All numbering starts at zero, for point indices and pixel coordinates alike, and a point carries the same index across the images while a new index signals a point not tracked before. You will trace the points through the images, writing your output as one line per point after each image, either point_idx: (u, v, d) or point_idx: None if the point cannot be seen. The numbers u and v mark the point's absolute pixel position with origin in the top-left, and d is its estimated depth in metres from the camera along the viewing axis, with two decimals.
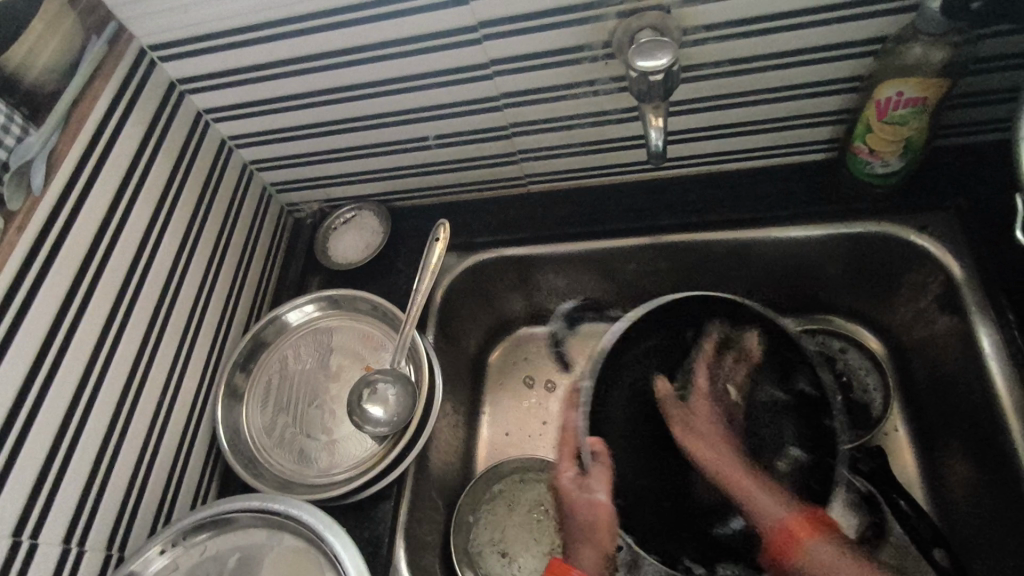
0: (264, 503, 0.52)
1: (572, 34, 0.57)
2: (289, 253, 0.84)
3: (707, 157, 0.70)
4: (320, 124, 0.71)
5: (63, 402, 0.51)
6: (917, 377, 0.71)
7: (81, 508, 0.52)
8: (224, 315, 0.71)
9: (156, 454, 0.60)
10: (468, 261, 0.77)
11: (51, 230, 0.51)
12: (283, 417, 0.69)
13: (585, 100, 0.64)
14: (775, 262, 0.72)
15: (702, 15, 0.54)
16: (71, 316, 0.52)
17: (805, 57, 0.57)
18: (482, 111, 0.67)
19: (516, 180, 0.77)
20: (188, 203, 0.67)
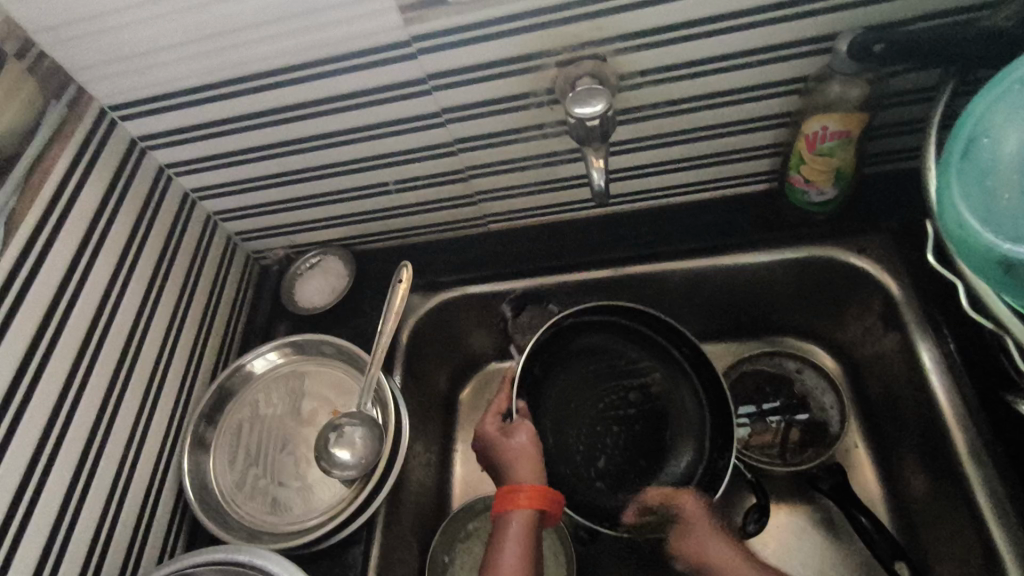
0: (231, 555, 0.52)
1: (516, 82, 0.60)
2: (255, 300, 0.85)
3: (656, 191, 0.74)
4: (280, 175, 0.73)
5: (22, 463, 0.51)
6: (870, 391, 0.73)
7: (39, 572, 0.51)
8: (189, 366, 0.72)
9: (120, 511, 0.59)
10: (432, 300, 0.79)
11: (10, 290, 0.52)
12: (252, 466, 0.69)
13: (535, 142, 0.67)
14: (728, 288, 0.75)
15: (636, 62, 0.57)
16: (30, 376, 0.52)
17: (736, 96, 0.61)
18: (438, 156, 0.69)
19: (476, 220, 0.80)
20: (151, 257, 0.68)
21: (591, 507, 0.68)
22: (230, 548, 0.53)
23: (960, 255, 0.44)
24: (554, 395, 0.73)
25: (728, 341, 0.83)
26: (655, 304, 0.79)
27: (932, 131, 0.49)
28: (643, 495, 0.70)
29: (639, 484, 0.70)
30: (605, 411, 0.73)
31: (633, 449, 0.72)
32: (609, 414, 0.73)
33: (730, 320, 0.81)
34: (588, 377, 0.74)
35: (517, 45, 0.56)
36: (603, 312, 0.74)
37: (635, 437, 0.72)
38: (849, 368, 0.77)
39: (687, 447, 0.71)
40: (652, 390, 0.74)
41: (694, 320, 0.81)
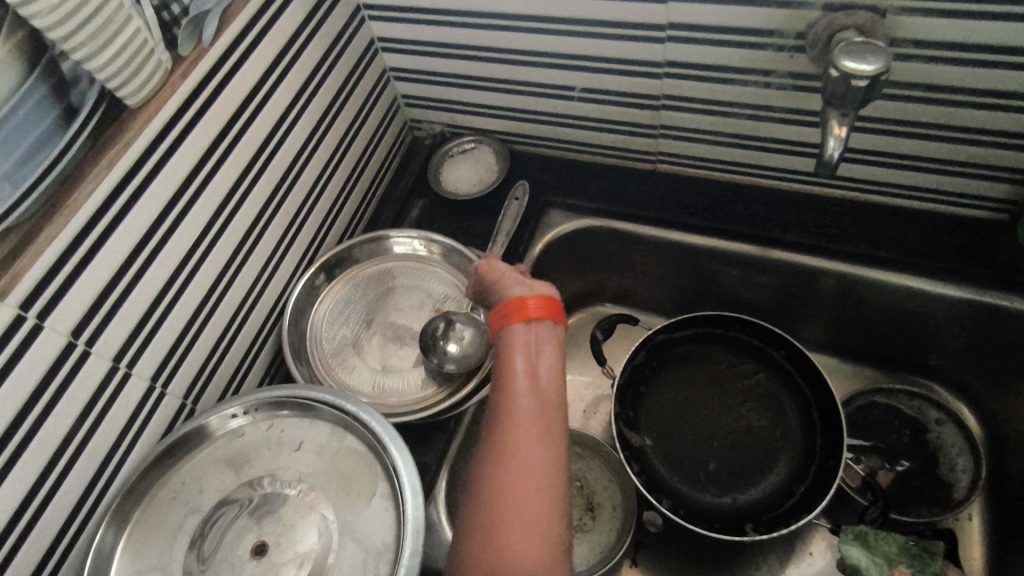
0: (338, 401, 0.53)
1: (768, 15, 0.52)
2: (400, 169, 0.84)
3: (858, 181, 0.66)
4: (469, 48, 0.69)
5: (179, 253, 0.53)
6: (1011, 469, 0.65)
7: (170, 356, 0.54)
8: (330, 212, 0.72)
9: (242, 325, 0.62)
10: (574, 221, 0.76)
11: (209, 82, 0.52)
12: (350, 328, 0.69)
13: (753, 89, 0.60)
14: (891, 312, 0.69)
15: (918, 29, 0.49)
16: (203, 173, 0.53)
17: (1012, 102, 0.52)
18: (639, 74, 0.63)
19: (646, 155, 0.74)
20: (326, 94, 0.67)
21: (699, 510, 0.68)
22: (340, 393, 0.54)
23: None
24: (658, 395, 0.74)
25: (864, 364, 0.77)
26: (805, 302, 0.73)
27: None
28: (733, 507, 0.67)
29: (741, 493, 0.68)
30: (708, 409, 0.72)
31: (733, 454, 0.70)
32: (713, 416, 0.72)
33: (878, 345, 0.74)
34: (691, 381, 0.74)
35: None
36: (698, 322, 0.74)
37: (733, 446, 0.70)
38: (992, 438, 0.68)
39: (788, 459, 0.69)
40: (757, 398, 0.72)
41: (838, 333, 0.75)
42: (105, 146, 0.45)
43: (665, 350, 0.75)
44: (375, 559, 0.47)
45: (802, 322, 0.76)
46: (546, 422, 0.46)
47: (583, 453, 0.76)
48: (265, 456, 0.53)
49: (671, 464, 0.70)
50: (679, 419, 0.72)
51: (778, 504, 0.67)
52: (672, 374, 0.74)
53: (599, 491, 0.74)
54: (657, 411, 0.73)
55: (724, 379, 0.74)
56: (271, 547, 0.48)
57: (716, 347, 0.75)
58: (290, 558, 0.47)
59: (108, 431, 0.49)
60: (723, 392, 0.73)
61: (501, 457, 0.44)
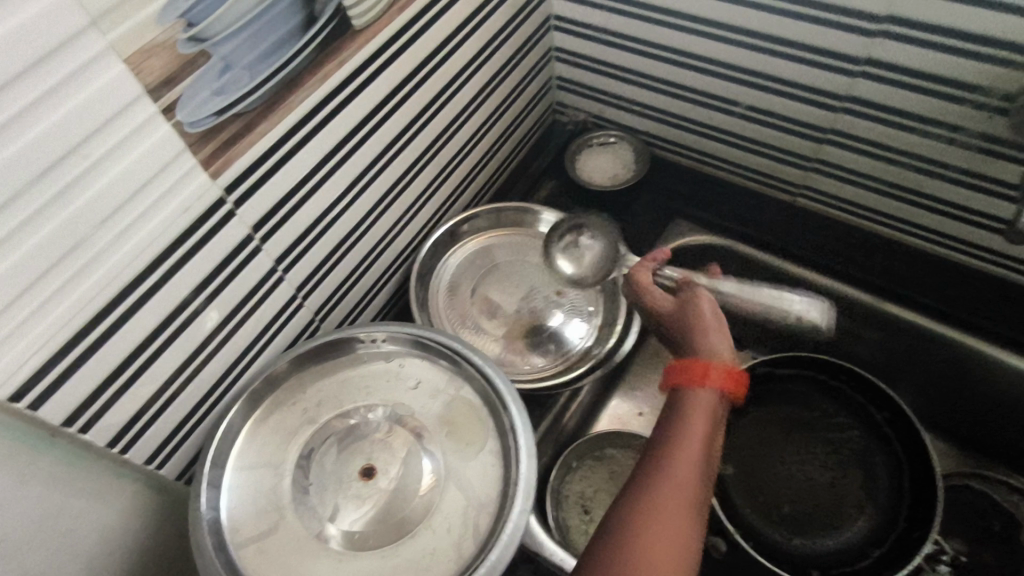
0: (465, 351, 0.54)
1: (981, 71, 0.51)
2: (535, 149, 0.85)
3: (1011, 259, 0.64)
4: (643, 43, 0.69)
5: (350, 176, 0.55)
6: None
7: (316, 271, 0.56)
8: (470, 173, 0.74)
9: (376, 260, 0.64)
10: (701, 236, 0.74)
11: (419, 20, 0.54)
12: (474, 288, 0.70)
13: (933, 142, 0.58)
14: (1013, 400, 0.66)
15: None
16: (389, 105, 0.55)
17: None
18: (815, 104, 0.63)
19: (789, 186, 0.74)
20: (499, 58, 0.68)
21: (768, 547, 0.67)
22: (467, 344, 0.54)
23: None
24: (746, 425, 0.73)
25: (959, 448, 0.74)
26: (920, 370, 0.71)
27: None
28: (802, 554, 0.66)
29: (815, 542, 0.67)
30: (795, 453, 0.71)
31: (811, 502, 0.69)
32: (798, 460, 0.71)
33: (983, 432, 0.71)
34: (782, 420, 0.73)
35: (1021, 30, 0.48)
36: (802, 361, 0.72)
37: (813, 494, 0.69)
38: None
39: (868, 520, 0.67)
40: (848, 452, 0.71)
41: (945, 410, 0.73)
42: (324, 58, 0.47)
43: (763, 383, 0.74)
44: (476, 509, 0.48)
45: (908, 390, 0.74)
46: (706, 480, 0.43)
47: None
48: (378, 386, 0.55)
49: (746, 496, 0.70)
50: (763, 454, 0.72)
51: (850, 562, 0.65)
52: (765, 409, 0.74)
53: None
54: (743, 442, 0.73)
55: (816, 426, 0.72)
56: (378, 472, 0.50)
57: (815, 392, 0.73)
58: (396, 488, 0.49)
59: (252, 327, 0.51)
60: (812, 438, 0.72)
61: (654, 491, 0.41)
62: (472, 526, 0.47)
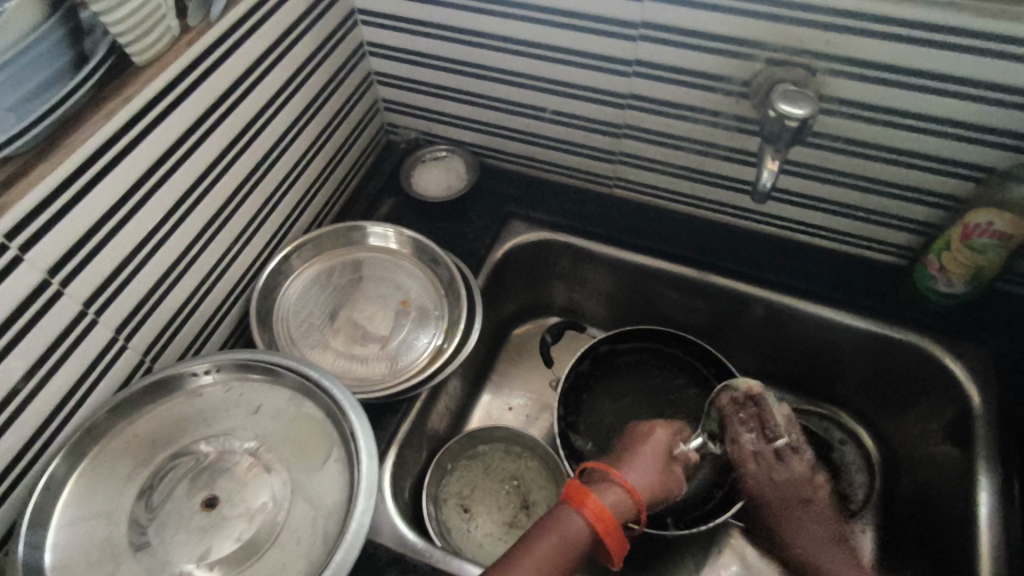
0: (302, 368, 0.55)
1: (722, 63, 0.60)
2: (372, 169, 0.88)
3: (785, 221, 0.75)
4: (452, 61, 0.74)
5: (161, 211, 0.54)
6: (901, 488, 0.73)
7: (137, 310, 0.55)
8: (303, 199, 0.75)
9: (208, 293, 0.63)
10: (533, 234, 0.81)
11: (213, 53, 0.55)
12: (320, 308, 0.71)
13: (703, 127, 0.68)
14: (805, 338, 0.76)
15: (842, 88, 0.58)
16: (194, 138, 0.56)
17: (913, 160, 0.61)
18: (605, 104, 0.70)
19: (605, 179, 0.81)
20: (314, 85, 0.71)
21: None
22: (303, 362, 0.55)
23: None
24: (598, 401, 0.79)
25: (781, 387, 0.84)
26: (735, 328, 0.80)
27: None
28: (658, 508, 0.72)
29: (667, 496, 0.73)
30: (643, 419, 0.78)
31: None
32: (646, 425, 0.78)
33: (794, 373, 0.82)
34: (629, 391, 0.80)
35: (741, 26, 0.57)
36: (638, 335, 0.81)
37: None
38: (888, 460, 0.77)
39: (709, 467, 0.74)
40: (687, 410, 0.78)
41: (762, 360, 0.83)
42: (109, 96, 0.47)
43: (608, 361, 0.81)
44: (326, 517, 0.49)
45: (731, 347, 0.83)
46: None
47: (521, 453, 0.80)
48: (224, 417, 0.54)
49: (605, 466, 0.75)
50: (616, 425, 0.78)
51: (698, 507, 0.72)
52: (613, 384, 0.80)
53: (534, 490, 0.78)
54: (597, 418, 0.78)
55: (659, 391, 0.79)
56: (221, 500, 0.50)
57: (654, 361, 0.81)
58: (240, 512, 0.49)
59: (67, 375, 0.50)
60: (656, 403, 0.79)
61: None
62: (322, 534, 0.48)
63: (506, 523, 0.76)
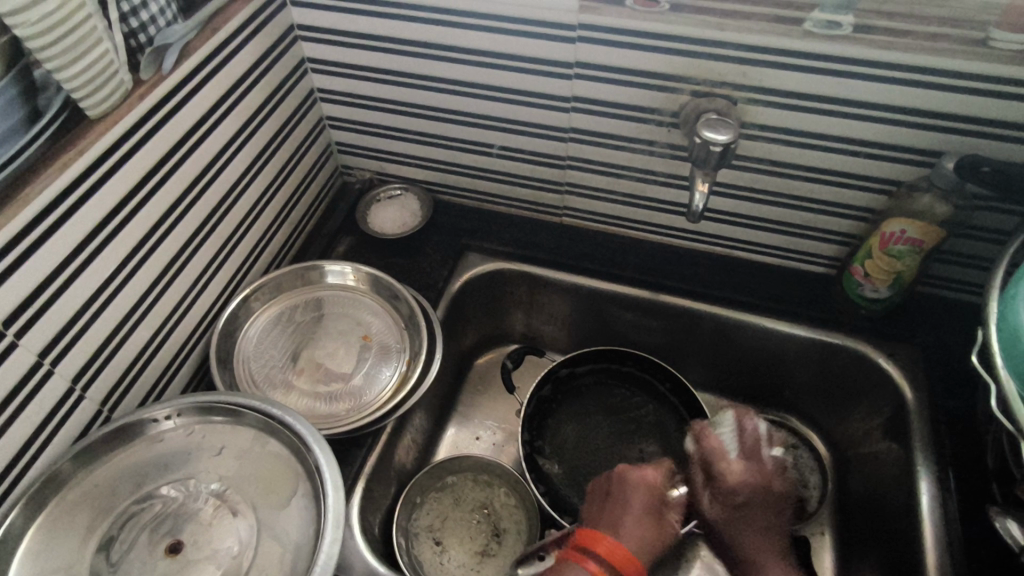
0: (264, 406, 0.56)
1: (652, 96, 0.65)
2: (328, 209, 0.90)
3: (724, 239, 0.80)
4: (401, 103, 0.78)
5: (116, 258, 0.55)
6: (851, 488, 0.77)
7: (94, 358, 0.55)
8: (260, 241, 0.77)
9: (167, 338, 0.64)
10: (489, 264, 0.84)
11: (165, 105, 0.57)
12: (281, 348, 0.72)
13: (640, 155, 0.72)
14: (752, 349, 0.80)
15: (760, 115, 0.63)
16: (148, 187, 0.57)
17: (831, 177, 0.67)
18: (549, 138, 0.75)
19: (554, 209, 0.85)
20: (267, 131, 0.73)
21: None
22: (265, 399, 0.56)
23: (1005, 347, 0.45)
24: (562, 424, 0.81)
25: (734, 398, 0.88)
26: (687, 344, 0.84)
27: (1010, 250, 0.52)
28: None
29: None
30: (606, 438, 0.80)
31: None
32: (610, 443, 0.80)
33: (744, 383, 0.86)
34: (590, 411, 0.82)
35: (666, 63, 0.62)
36: (594, 356, 0.83)
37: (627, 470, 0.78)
38: (837, 461, 0.80)
39: None
40: (647, 426, 0.81)
41: (714, 372, 0.86)
42: (62, 149, 0.49)
43: (568, 383, 0.83)
44: (294, 554, 0.49)
45: (684, 362, 0.87)
46: None
47: (490, 481, 0.80)
48: (187, 460, 0.54)
49: (573, 487, 0.77)
50: (580, 446, 0.80)
51: None
52: (575, 405, 0.82)
53: (505, 518, 0.79)
54: (561, 440, 0.80)
55: (618, 410, 0.82)
56: (186, 544, 0.50)
57: (613, 381, 0.84)
58: (206, 555, 0.49)
59: (24, 427, 0.49)
60: (618, 421, 0.81)
61: None
62: (290, 570, 0.48)
63: (478, 553, 0.76)
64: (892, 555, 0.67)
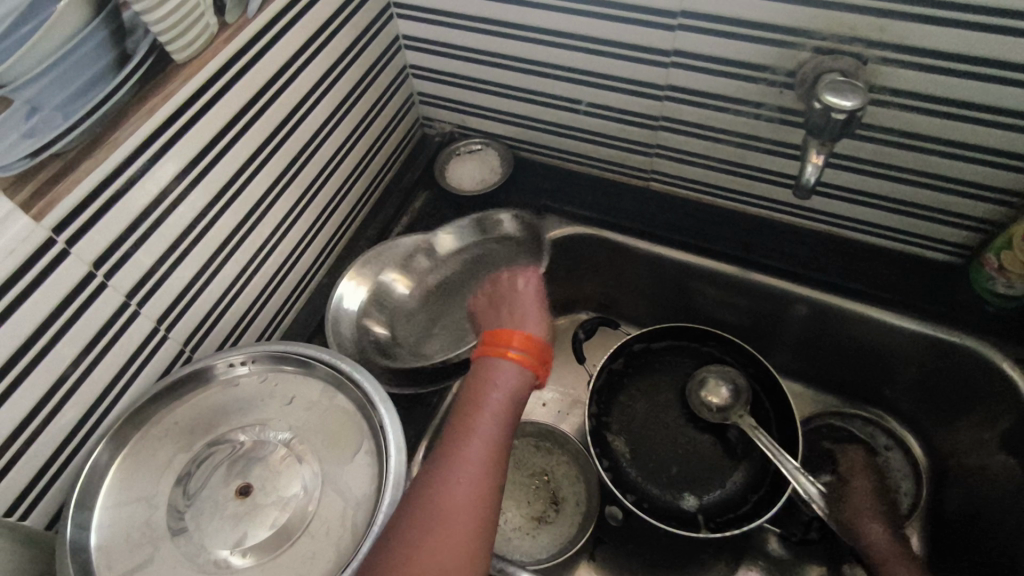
0: (338, 362, 0.56)
1: (766, 52, 0.58)
2: (407, 161, 0.88)
3: (831, 217, 0.72)
4: (487, 53, 0.74)
5: (201, 203, 0.56)
6: (949, 501, 0.70)
7: (179, 300, 0.57)
8: (340, 190, 0.76)
9: (246, 283, 0.65)
10: (567, 227, 0.80)
11: (250, 50, 0.56)
12: (378, 318, 0.74)
13: (744, 118, 0.65)
14: (851, 339, 0.73)
15: (893, 78, 0.55)
16: (234, 132, 0.57)
17: (973, 153, 0.58)
18: (644, 95, 0.69)
19: (640, 172, 0.80)
20: (350, 79, 0.71)
21: (659, 510, 0.71)
22: (337, 355, 0.57)
23: None
24: (631, 400, 0.78)
25: (822, 389, 0.81)
26: (776, 328, 0.78)
27: None
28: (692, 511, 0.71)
29: (705, 499, 0.72)
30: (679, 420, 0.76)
31: (698, 462, 0.74)
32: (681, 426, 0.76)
33: (836, 374, 0.79)
34: (662, 390, 0.78)
35: (785, 14, 0.54)
36: (672, 333, 0.79)
37: (699, 454, 0.74)
38: (937, 471, 0.73)
39: (746, 470, 0.72)
40: None
41: (802, 359, 0.80)
42: (150, 93, 0.49)
43: (642, 359, 0.79)
44: (354, 511, 0.49)
45: (770, 347, 0.81)
46: (482, 482, 0.46)
47: (552, 449, 0.79)
48: (259, 408, 0.56)
49: (637, 467, 0.74)
50: (648, 425, 0.76)
51: (737, 510, 0.70)
52: (646, 382, 0.79)
53: (564, 486, 0.77)
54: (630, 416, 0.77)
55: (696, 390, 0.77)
56: (254, 489, 0.50)
57: (689, 360, 0.79)
58: (273, 501, 0.50)
59: (112, 363, 0.52)
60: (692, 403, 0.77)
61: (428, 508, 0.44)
62: (350, 526, 0.49)
63: (535, 519, 0.75)
64: None
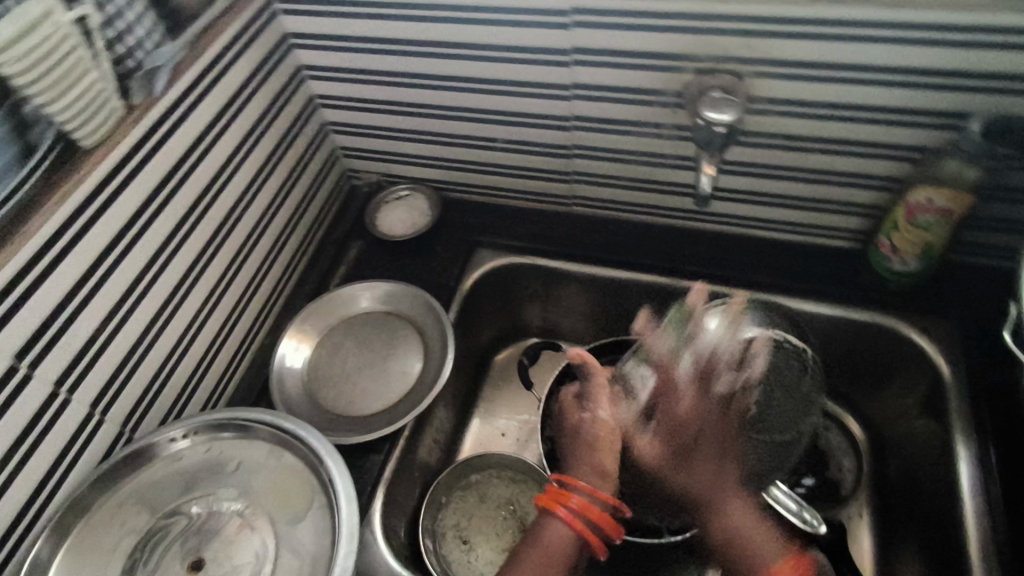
0: (278, 421, 0.56)
1: (653, 77, 0.63)
2: (338, 215, 0.90)
3: (742, 220, 0.77)
4: (400, 103, 0.77)
5: (126, 280, 0.56)
6: (890, 471, 0.73)
7: (112, 380, 0.56)
8: (272, 251, 0.77)
9: (183, 354, 0.65)
10: (500, 258, 0.83)
11: (161, 127, 0.57)
12: (319, 373, 0.74)
13: (646, 139, 0.70)
14: None
15: (768, 88, 0.60)
16: (154, 208, 0.58)
17: (850, 147, 0.63)
18: (552, 127, 0.73)
19: (562, 198, 0.83)
20: (269, 142, 0.73)
21: None
22: (279, 415, 0.56)
23: None
24: None
25: None
26: None
27: None
28: None
29: None
30: None
31: None
32: None
33: None
34: None
35: (663, 42, 0.59)
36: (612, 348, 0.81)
37: None
38: (875, 444, 0.76)
39: None
40: None
41: None
42: (62, 180, 0.50)
43: None
44: (311, 566, 0.49)
45: None
46: None
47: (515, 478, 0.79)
48: (207, 478, 0.55)
49: None
50: None
51: None
52: None
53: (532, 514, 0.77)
54: None
55: None
56: (208, 561, 0.50)
57: None
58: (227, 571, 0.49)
59: (47, 453, 0.51)
60: None
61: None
62: None
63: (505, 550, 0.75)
64: (936, 540, 0.64)
